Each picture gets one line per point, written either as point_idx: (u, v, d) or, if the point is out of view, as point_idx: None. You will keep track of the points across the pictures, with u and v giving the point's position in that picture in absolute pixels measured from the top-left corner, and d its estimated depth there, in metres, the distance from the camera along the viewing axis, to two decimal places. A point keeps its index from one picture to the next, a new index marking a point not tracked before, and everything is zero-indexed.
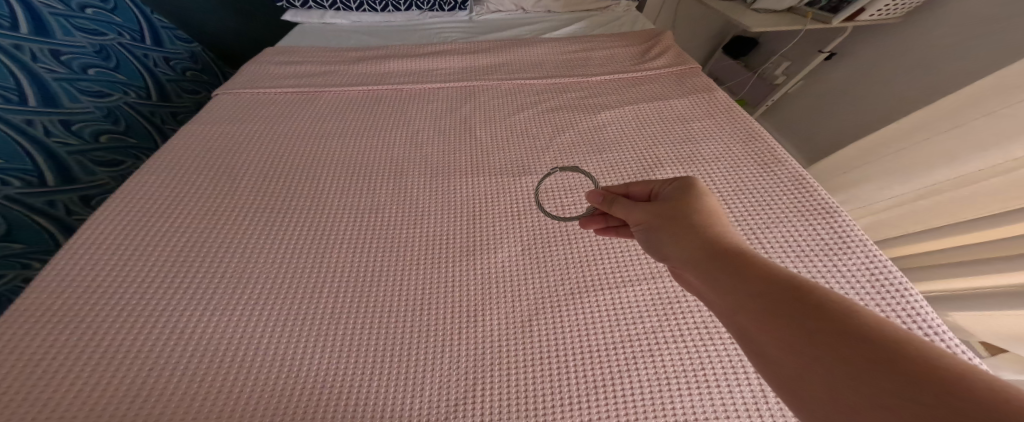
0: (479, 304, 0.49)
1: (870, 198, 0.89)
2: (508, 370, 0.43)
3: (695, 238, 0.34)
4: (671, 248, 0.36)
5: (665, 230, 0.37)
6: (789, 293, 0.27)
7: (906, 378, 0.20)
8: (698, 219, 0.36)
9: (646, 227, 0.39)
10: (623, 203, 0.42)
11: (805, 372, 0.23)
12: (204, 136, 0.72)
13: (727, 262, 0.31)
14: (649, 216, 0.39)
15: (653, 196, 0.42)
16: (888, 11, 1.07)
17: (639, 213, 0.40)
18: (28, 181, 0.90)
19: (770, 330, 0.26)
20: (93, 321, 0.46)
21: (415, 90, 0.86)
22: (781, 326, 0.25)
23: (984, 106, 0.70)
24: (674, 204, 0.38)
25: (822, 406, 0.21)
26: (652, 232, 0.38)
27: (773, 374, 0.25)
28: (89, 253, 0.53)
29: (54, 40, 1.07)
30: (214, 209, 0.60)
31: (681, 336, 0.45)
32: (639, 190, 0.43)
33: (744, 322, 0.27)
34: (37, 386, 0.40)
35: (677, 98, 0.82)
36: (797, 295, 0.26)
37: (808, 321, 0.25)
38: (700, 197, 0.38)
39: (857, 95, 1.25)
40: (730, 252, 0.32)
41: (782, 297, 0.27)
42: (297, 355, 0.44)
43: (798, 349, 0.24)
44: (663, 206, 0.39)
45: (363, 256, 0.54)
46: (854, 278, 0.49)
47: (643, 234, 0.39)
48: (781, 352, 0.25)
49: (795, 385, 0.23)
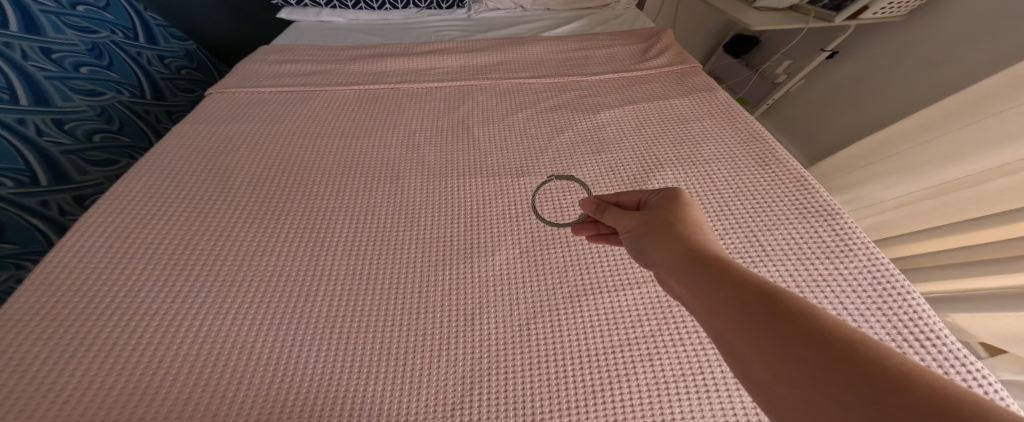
0: (477, 308, 0.48)
1: (877, 196, 0.89)
2: (506, 374, 0.42)
3: (680, 244, 0.33)
4: (655, 254, 0.34)
5: (651, 237, 0.35)
6: (768, 301, 0.26)
7: (888, 392, 0.19)
8: (683, 226, 0.35)
9: (631, 233, 0.37)
10: (615, 210, 0.40)
11: (779, 374, 0.22)
12: (198, 136, 0.71)
13: (708, 267, 0.30)
14: (636, 222, 0.37)
15: (642, 205, 0.40)
16: (892, 9, 1.06)
17: (627, 219, 0.38)
18: (20, 181, 0.88)
19: (751, 338, 0.24)
20: (86, 323, 0.45)
21: (412, 89, 0.85)
22: (757, 328, 0.24)
23: (998, 105, 0.68)
24: (663, 213, 0.36)
25: (799, 410, 0.20)
26: (636, 238, 0.36)
27: (751, 383, 0.23)
28: (81, 254, 0.52)
29: (44, 38, 1.05)
30: (209, 210, 0.59)
31: (681, 340, 0.44)
32: (629, 199, 0.41)
33: (723, 329, 0.26)
34: (29, 390, 0.39)
35: (677, 98, 0.81)
36: (777, 305, 0.25)
37: (790, 331, 0.23)
38: (687, 206, 0.37)
39: (863, 93, 1.24)
40: (713, 260, 0.30)
41: (757, 300, 0.26)
42: (293, 359, 0.43)
43: (772, 352, 0.23)
44: (651, 214, 0.37)
45: (360, 259, 0.53)
46: (855, 282, 0.48)
47: (627, 239, 0.38)
48: (757, 354, 0.24)
49: (775, 396, 0.22)
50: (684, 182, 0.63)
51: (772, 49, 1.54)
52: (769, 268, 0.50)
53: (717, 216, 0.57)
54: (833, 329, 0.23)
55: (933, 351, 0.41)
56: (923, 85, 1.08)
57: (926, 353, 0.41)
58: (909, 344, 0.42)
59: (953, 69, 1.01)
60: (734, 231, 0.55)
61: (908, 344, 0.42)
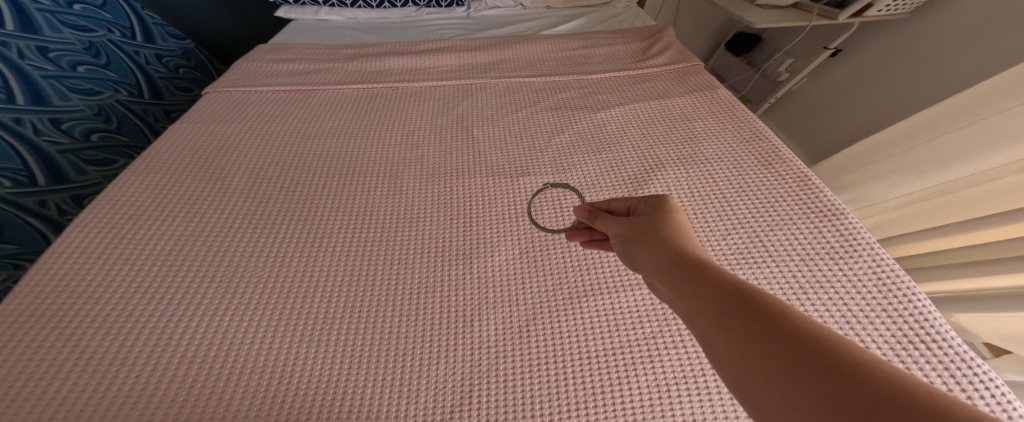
0: (476, 309, 0.47)
1: (880, 196, 0.88)
2: (505, 376, 0.41)
3: (665, 247, 0.33)
4: (642, 258, 0.34)
5: (639, 241, 0.35)
6: (747, 301, 0.26)
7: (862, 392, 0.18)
8: (669, 231, 0.34)
9: (621, 238, 0.37)
10: (606, 216, 0.40)
11: (757, 377, 0.22)
12: (195, 135, 0.71)
13: (690, 269, 0.30)
14: (624, 228, 0.37)
15: (632, 211, 0.40)
16: (897, 6, 1.04)
17: (616, 225, 0.38)
18: (18, 181, 0.88)
19: (731, 340, 0.24)
20: (82, 323, 0.45)
21: (410, 88, 0.84)
22: (734, 327, 0.25)
23: (1002, 103, 0.67)
24: (651, 218, 0.36)
25: (773, 410, 0.21)
26: (625, 243, 0.36)
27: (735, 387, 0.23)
28: (78, 254, 0.51)
29: (40, 37, 1.06)
30: (206, 210, 0.58)
31: (681, 342, 0.44)
32: (620, 205, 0.41)
33: (706, 332, 0.26)
34: (23, 391, 0.39)
35: (679, 96, 0.81)
36: (757, 305, 0.25)
37: (769, 332, 0.23)
38: (673, 212, 0.37)
39: (866, 92, 1.24)
40: (697, 263, 0.30)
41: (735, 300, 0.26)
42: (292, 360, 0.43)
43: (749, 352, 0.23)
44: (638, 219, 0.37)
45: (358, 259, 0.53)
46: (860, 283, 0.47)
47: (617, 245, 0.37)
48: (733, 354, 0.24)
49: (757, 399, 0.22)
50: (684, 182, 0.62)
51: (774, 47, 1.53)
52: (771, 269, 0.50)
53: (718, 216, 0.57)
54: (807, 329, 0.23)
55: (938, 354, 0.40)
56: (926, 84, 1.08)
57: (931, 355, 0.40)
58: (914, 346, 0.41)
59: (958, 68, 1.00)
60: (736, 232, 0.55)
61: (913, 346, 0.41)
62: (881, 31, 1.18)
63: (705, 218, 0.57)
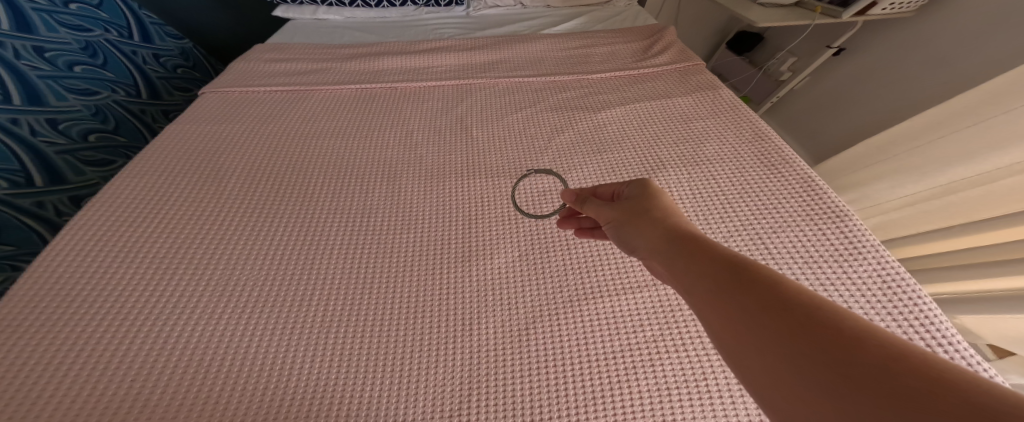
0: (474, 313, 0.47)
1: (883, 196, 0.88)
2: (504, 382, 0.41)
3: (660, 228, 0.33)
4: (636, 238, 0.34)
5: (632, 223, 0.35)
6: (745, 277, 0.25)
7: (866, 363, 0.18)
8: (662, 213, 0.34)
9: (612, 222, 0.37)
10: (594, 201, 0.39)
11: (757, 348, 0.22)
12: (192, 136, 0.70)
13: (685, 248, 0.30)
14: (615, 210, 0.37)
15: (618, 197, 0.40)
16: (902, 4, 1.04)
17: (608, 209, 0.38)
18: (14, 181, 0.88)
19: (729, 314, 0.24)
20: (76, 327, 0.44)
21: (409, 88, 0.84)
22: (730, 302, 0.24)
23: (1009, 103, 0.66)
24: (641, 201, 0.36)
25: (771, 382, 0.20)
26: (618, 226, 0.36)
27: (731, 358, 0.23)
28: (71, 256, 0.51)
29: (37, 37, 1.05)
30: (203, 212, 0.58)
31: (683, 346, 0.43)
32: (605, 190, 0.41)
33: (703, 306, 0.26)
34: (16, 397, 0.38)
35: (680, 96, 0.80)
36: (756, 280, 0.25)
37: (769, 305, 0.23)
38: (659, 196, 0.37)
39: (870, 91, 1.23)
40: (692, 241, 0.30)
41: (733, 276, 0.26)
42: (288, 365, 0.42)
43: (749, 326, 0.23)
44: (629, 202, 0.37)
45: (355, 262, 0.52)
46: (864, 287, 0.46)
47: (610, 228, 0.37)
48: (731, 327, 0.24)
49: (754, 370, 0.22)
50: (685, 183, 0.62)
51: (776, 46, 1.52)
52: None
53: (721, 218, 0.56)
54: (807, 303, 0.23)
55: (944, 359, 0.39)
56: (931, 83, 1.07)
57: None
58: None
59: (964, 66, 0.99)
60: (738, 234, 0.54)
61: None
62: (884, 30, 1.17)
63: (707, 220, 0.56)
